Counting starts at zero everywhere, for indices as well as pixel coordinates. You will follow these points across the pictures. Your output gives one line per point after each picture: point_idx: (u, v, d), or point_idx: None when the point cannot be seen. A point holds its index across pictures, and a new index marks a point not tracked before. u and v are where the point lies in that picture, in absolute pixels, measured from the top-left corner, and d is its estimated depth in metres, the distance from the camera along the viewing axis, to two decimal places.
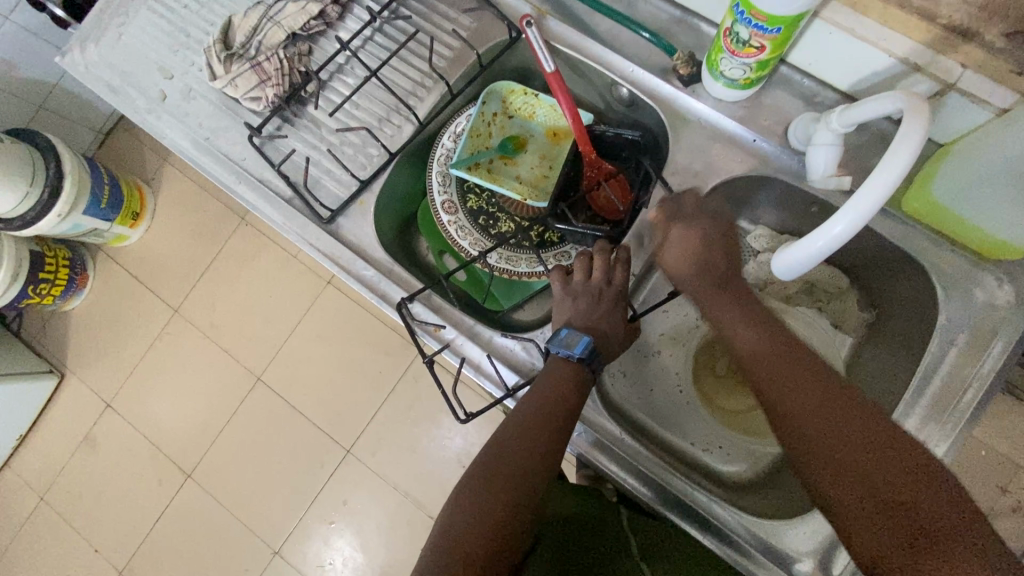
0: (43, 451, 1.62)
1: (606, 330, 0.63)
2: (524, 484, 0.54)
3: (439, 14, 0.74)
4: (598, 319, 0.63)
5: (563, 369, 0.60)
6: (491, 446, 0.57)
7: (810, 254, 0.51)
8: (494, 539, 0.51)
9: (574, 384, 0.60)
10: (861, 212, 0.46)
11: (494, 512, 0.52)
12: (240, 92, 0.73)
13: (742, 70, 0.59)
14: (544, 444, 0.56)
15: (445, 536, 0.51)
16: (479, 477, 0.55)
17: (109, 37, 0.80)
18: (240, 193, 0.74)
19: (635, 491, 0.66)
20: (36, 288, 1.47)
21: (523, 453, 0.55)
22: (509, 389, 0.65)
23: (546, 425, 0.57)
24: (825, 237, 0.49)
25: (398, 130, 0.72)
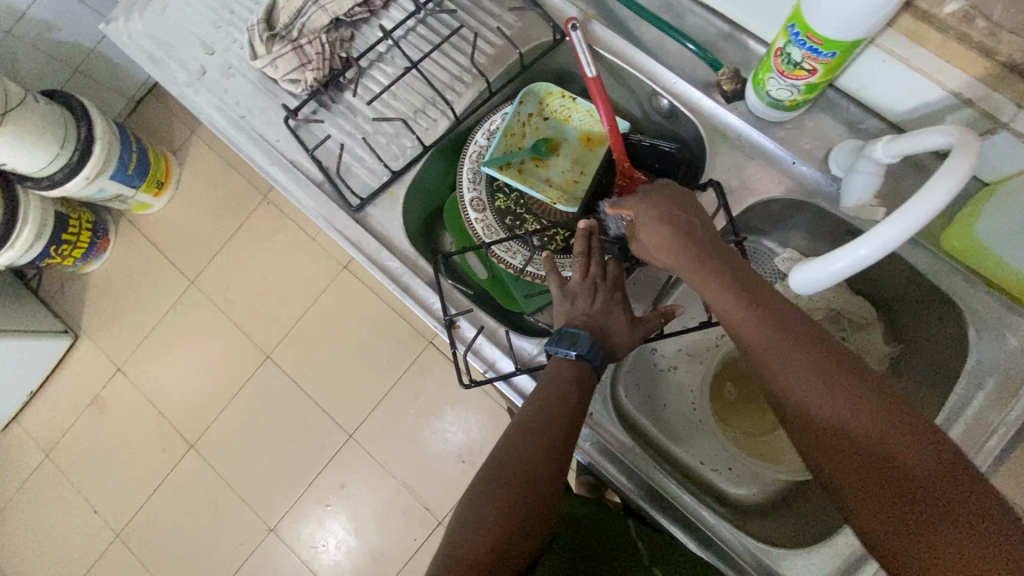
0: (51, 408, 1.66)
1: (609, 326, 0.61)
2: (536, 487, 0.53)
3: (484, 10, 0.73)
4: (598, 314, 0.61)
5: (563, 369, 0.59)
6: (498, 448, 0.56)
7: (827, 273, 0.44)
8: (496, 539, 0.50)
9: (575, 383, 0.58)
10: (890, 240, 0.41)
11: (499, 516, 0.51)
12: (280, 73, 0.73)
13: (789, 91, 0.58)
14: (555, 443, 0.55)
15: (453, 537, 0.51)
16: (480, 487, 0.53)
17: (154, 7, 0.80)
18: (272, 175, 0.74)
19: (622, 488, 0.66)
20: (59, 248, 1.51)
21: (532, 454, 0.54)
22: (520, 364, 0.65)
23: (551, 428, 0.55)
24: (846, 259, 0.43)
25: (433, 123, 0.72)
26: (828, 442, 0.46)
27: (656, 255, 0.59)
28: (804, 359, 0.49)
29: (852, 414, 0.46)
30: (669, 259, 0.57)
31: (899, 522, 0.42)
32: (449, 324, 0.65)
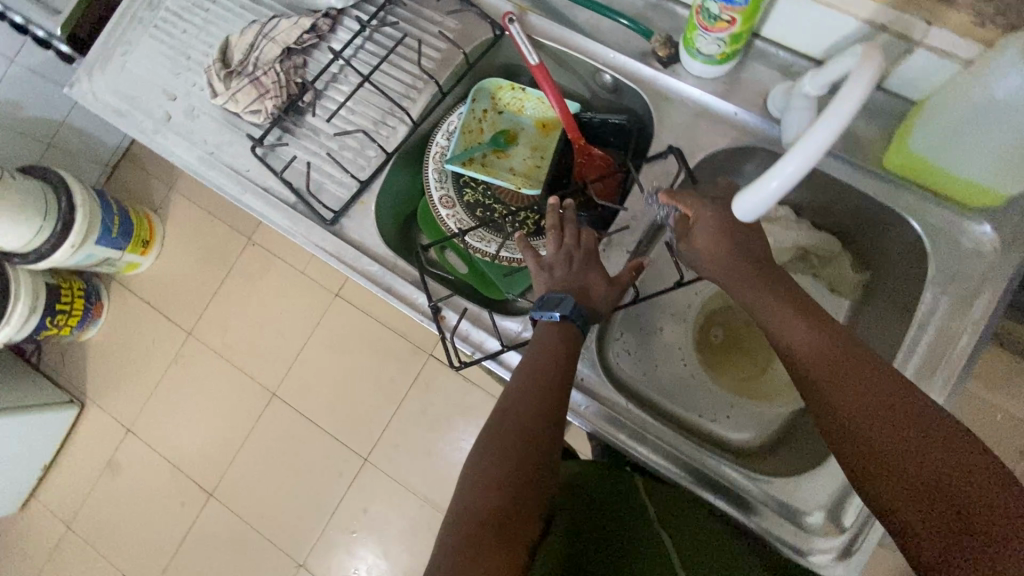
0: (67, 479, 1.68)
1: (588, 288, 0.63)
2: (532, 445, 0.54)
3: (426, 19, 0.77)
4: (575, 278, 0.63)
5: (552, 335, 0.60)
6: (495, 421, 0.56)
7: (763, 194, 0.47)
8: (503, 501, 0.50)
9: (562, 348, 0.59)
10: (815, 149, 0.44)
11: (505, 480, 0.51)
12: (241, 106, 0.77)
13: (716, 45, 0.62)
14: (553, 407, 0.56)
15: (465, 506, 0.51)
16: (484, 454, 0.54)
17: (115, 65, 0.84)
18: (246, 203, 0.77)
19: (661, 469, 0.66)
20: (54, 319, 1.55)
21: (525, 416, 0.55)
22: (504, 343, 0.67)
23: (542, 391, 0.57)
24: (779, 176, 0.45)
25: (393, 131, 0.75)
26: (869, 450, 0.47)
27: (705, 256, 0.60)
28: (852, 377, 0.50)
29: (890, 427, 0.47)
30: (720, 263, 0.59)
31: (919, 512, 0.44)
32: (434, 309, 0.67)
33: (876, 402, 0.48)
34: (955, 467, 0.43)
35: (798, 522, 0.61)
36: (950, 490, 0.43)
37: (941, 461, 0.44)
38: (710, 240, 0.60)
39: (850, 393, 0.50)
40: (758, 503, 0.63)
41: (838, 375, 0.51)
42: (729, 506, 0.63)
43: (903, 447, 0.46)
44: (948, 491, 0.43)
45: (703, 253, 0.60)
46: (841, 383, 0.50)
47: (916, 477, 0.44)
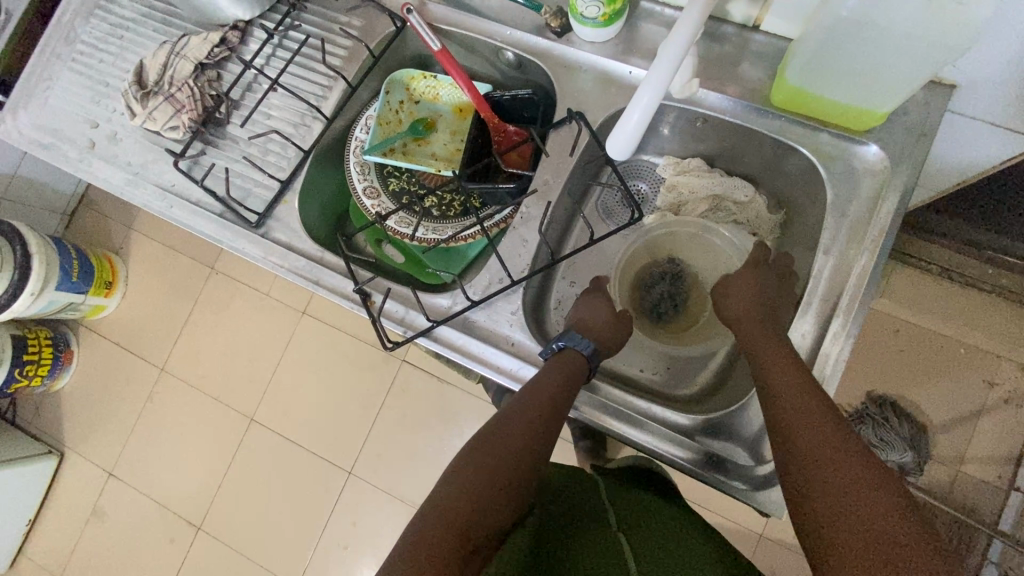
0: (54, 531, 1.66)
1: (606, 338, 0.68)
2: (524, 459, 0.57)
3: (330, 19, 0.79)
4: (604, 328, 0.68)
5: (565, 360, 0.64)
6: (503, 424, 0.59)
7: (629, 126, 0.58)
8: (491, 501, 0.53)
9: (574, 379, 0.63)
10: (658, 82, 0.54)
11: (495, 480, 0.54)
12: (160, 123, 0.79)
13: (596, 7, 0.64)
14: (553, 429, 0.60)
15: (449, 489, 0.53)
16: (477, 449, 0.57)
17: (38, 101, 0.86)
18: (174, 217, 0.78)
19: (658, 449, 0.64)
20: (24, 370, 1.55)
21: (528, 428, 0.59)
22: (433, 320, 0.68)
23: (547, 411, 0.59)
24: (639, 107, 0.56)
25: (309, 131, 0.77)
26: (809, 462, 0.48)
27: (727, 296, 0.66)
28: (811, 401, 0.51)
29: (835, 446, 0.47)
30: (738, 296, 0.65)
31: (837, 525, 0.43)
32: (361, 290, 0.69)
33: (824, 424, 0.49)
34: (880, 495, 0.43)
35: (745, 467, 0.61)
36: (876, 512, 0.42)
37: (870, 487, 0.44)
38: (739, 281, 0.65)
39: (806, 411, 0.51)
40: (734, 462, 0.62)
41: (802, 396, 0.52)
42: (721, 475, 0.61)
43: (836, 461, 0.46)
44: (874, 511, 0.42)
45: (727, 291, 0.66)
46: (797, 403, 0.52)
47: (845, 493, 0.44)
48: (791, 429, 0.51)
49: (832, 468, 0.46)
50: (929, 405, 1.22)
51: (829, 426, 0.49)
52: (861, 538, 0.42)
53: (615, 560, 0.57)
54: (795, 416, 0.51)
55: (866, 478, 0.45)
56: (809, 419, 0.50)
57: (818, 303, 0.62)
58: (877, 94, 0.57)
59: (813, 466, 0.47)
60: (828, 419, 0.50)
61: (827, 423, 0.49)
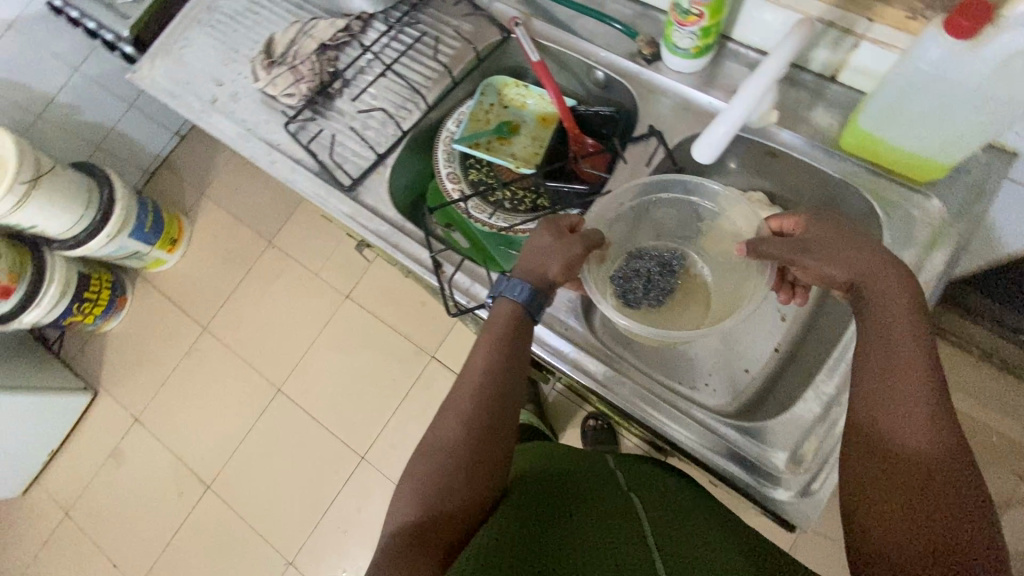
0: (72, 465, 1.72)
1: (539, 273, 0.66)
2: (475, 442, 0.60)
3: (444, 22, 0.88)
4: (534, 265, 0.66)
5: (505, 317, 0.64)
6: (447, 414, 0.62)
7: (716, 136, 0.63)
8: (457, 492, 0.58)
9: (509, 346, 0.63)
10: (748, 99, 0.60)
11: (454, 471, 0.58)
12: (279, 89, 0.88)
13: (690, 39, 0.71)
14: (497, 400, 0.62)
15: (419, 495, 0.58)
16: (433, 446, 0.60)
17: (173, 56, 0.96)
18: (275, 172, 0.86)
19: (691, 445, 0.68)
20: (81, 306, 1.65)
21: (469, 410, 0.61)
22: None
23: (485, 391, 0.62)
24: (727, 121, 0.62)
25: (410, 114, 0.86)
26: (896, 460, 0.49)
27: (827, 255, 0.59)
28: (914, 397, 0.50)
29: (929, 452, 0.48)
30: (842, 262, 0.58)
31: (909, 525, 0.47)
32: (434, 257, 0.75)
33: (921, 427, 0.49)
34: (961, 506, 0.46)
35: (774, 474, 0.65)
36: (954, 521, 0.45)
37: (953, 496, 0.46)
38: (837, 245, 0.59)
39: (901, 408, 0.51)
40: (761, 466, 0.66)
41: (908, 390, 0.51)
42: (741, 471, 0.66)
43: (922, 467, 0.48)
44: (949, 518, 0.46)
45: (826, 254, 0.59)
46: (902, 396, 0.51)
47: (923, 497, 0.47)
48: (887, 421, 0.51)
49: (919, 471, 0.48)
50: None
51: (925, 428, 0.49)
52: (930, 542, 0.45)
53: (618, 528, 0.62)
54: (891, 408, 0.51)
55: (950, 488, 0.47)
56: (908, 417, 0.50)
57: None
58: (943, 148, 0.62)
59: (899, 465, 0.49)
60: (929, 420, 0.50)
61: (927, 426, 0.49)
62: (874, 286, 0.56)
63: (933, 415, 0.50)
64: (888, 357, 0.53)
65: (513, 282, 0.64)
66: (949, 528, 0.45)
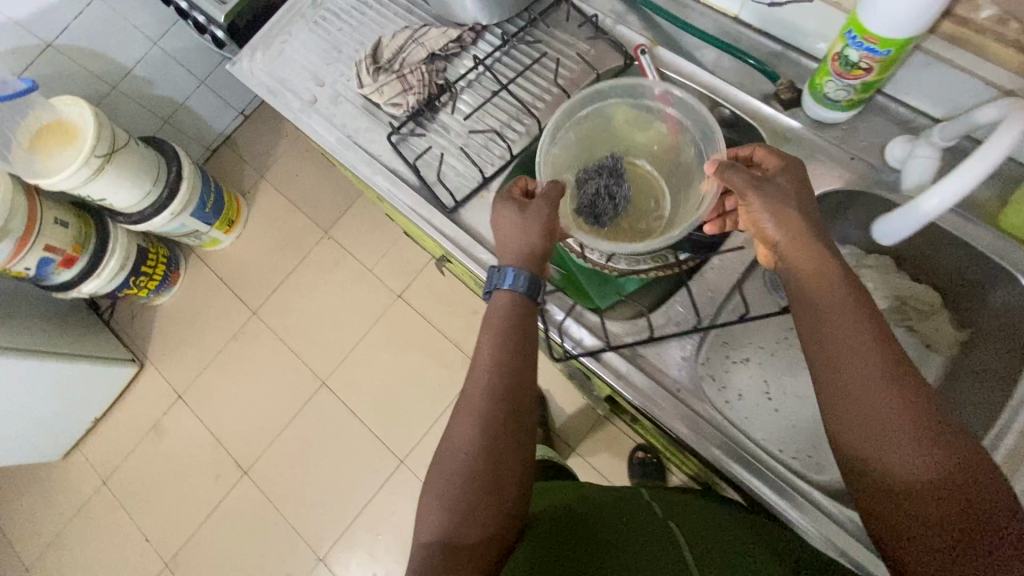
0: (113, 434, 1.74)
1: (528, 248, 0.64)
2: (495, 441, 0.58)
3: (561, 41, 0.84)
4: (517, 240, 0.65)
5: (507, 304, 0.64)
6: (460, 419, 0.60)
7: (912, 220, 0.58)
8: (484, 496, 0.56)
9: (513, 330, 0.62)
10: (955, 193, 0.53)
11: (480, 476, 0.57)
12: (385, 98, 0.85)
13: (846, 91, 0.66)
14: (507, 393, 0.60)
15: (443, 509, 0.56)
16: (452, 452, 0.59)
17: (274, 50, 0.94)
18: (375, 184, 0.83)
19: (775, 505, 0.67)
20: (137, 280, 1.66)
21: (485, 409, 0.59)
22: (611, 345, 0.74)
23: (497, 390, 0.60)
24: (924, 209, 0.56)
25: (519, 137, 0.82)
26: (897, 462, 0.49)
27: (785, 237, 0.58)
28: (891, 390, 0.50)
29: (923, 446, 0.48)
30: (799, 245, 0.58)
31: (932, 530, 0.46)
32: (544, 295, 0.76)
33: (908, 420, 0.49)
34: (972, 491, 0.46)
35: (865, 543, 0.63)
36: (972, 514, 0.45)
37: (960, 483, 0.47)
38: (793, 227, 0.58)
39: (883, 405, 0.50)
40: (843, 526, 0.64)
41: (879, 385, 0.50)
42: (822, 533, 0.65)
43: (923, 463, 0.48)
44: (966, 511, 0.46)
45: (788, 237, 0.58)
46: (881, 396, 0.50)
47: (937, 495, 0.47)
48: (870, 422, 0.50)
49: (922, 469, 0.48)
50: None
51: (910, 418, 0.49)
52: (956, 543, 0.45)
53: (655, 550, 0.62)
54: (869, 408, 0.50)
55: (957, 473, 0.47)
56: (893, 414, 0.49)
57: (1014, 434, 0.60)
58: None
59: (900, 466, 0.48)
60: (911, 410, 0.49)
61: (914, 419, 0.49)
62: (817, 289, 0.56)
63: (915, 401, 0.49)
64: (851, 350, 0.52)
65: (504, 272, 0.63)
66: (970, 521, 0.45)
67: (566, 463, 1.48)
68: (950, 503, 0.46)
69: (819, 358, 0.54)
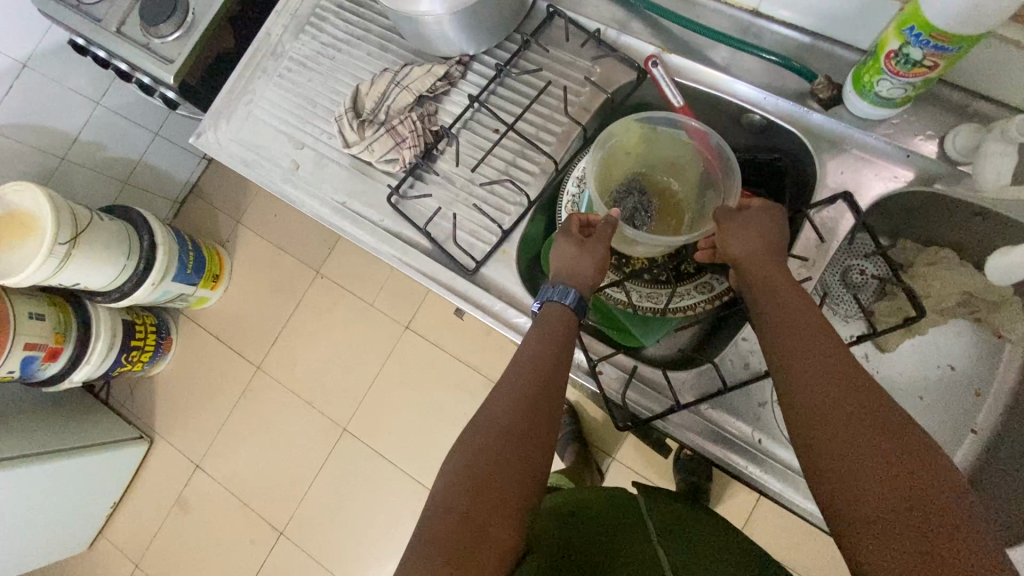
0: (136, 515, 1.67)
1: (578, 271, 0.64)
2: (529, 446, 0.53)
3: (561, 62, 0.76)
4: (572, 266, 0.64)
5: (557, 317, 0.61)
6: (482, 416, 0.55)
7: None
8: (513, 506, 0.49)
9: (560, 334, 0.60)
10: None
11: (513, 486, 0.50)
12: (376, 155, 0.76)
13: (903, 89, 0.59)
14: (538, 398, 0.56)
15: (451, 505, 0.48)
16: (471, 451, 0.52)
17: (240, 114, 0.84)
18: (382, 253, 0.75)
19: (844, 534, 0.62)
20: (129, 356, 1.56)
21: (521, 405, 0.55)
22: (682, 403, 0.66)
23: (534, 393, 0.56)
24: None
25: (533, 178, 0.74)
26: (834, 441, 0.44)
27: (735, 240, 0.60)
28: (832, 370, 0.47)
29: (861, 422, 0.44)
30: (753, 243, 0.59)
31: (879, 513, 0.40)
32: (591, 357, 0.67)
33: (847, 397, 0.45)
34: (916, 468, 0.40)
35: None
36: (918, 495, 0.39)
37: (903, 460, 0.41)
38: (739, 224, 0.60)
39: (824, 386, 0.47)
40: None
41: (822, 365, 0.48)
42: None
43: (859, 440, 0.43)
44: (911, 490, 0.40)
45: (735, 238, 0.60)
46: (824, 376, 0.47)
47: (882, 472, 0.41)
48: (810, 402, 0.47)
49: (864, 446, 0.43)
50: None
51: (849, 396, 0.45)
52: (905, 523, 0.39)
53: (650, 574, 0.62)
54: (812, 388, 0.47)
55: (902, 452, 0.42)
56: (831, 392, 0.46)
57: None
58: None
59: (842, 445, 0.44)
60: (854, 390, 0.46)
61: (853, 395, 0.45)
62: (766, 292, 0.55)
63: (856, 381, 0.46)
64: (798, 338, 0.50)
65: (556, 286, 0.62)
66: (916, 501, 0.39)
67: (609, 473, 1.44)
68: (895, 483, 0.40)
69: (771, 348, 0.52)
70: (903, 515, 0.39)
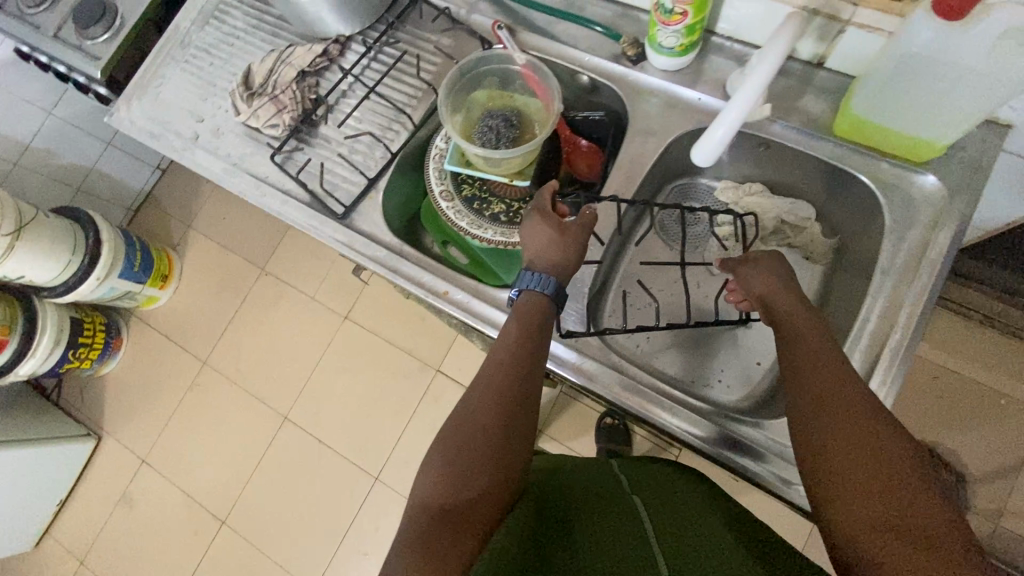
0: (82, 513, 1.70)
1: (559, 260, 0.68)
2: (504, 450, 0.55)
3: (423, 39, 0.88)
4: (554, 249, 0.68)
5: (532, 306, 0.64)
6: (459, 425, 0.56)
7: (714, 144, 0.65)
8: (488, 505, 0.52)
9: (537, 330, 0.62)
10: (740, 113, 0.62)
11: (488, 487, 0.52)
12: (262, 121, 0.87)
13: (675, 37, 0.71)
14: (512, 392, 0.58)
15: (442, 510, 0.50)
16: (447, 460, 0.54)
17: (150, 95, 0.94)
18: (266, 205, 0.84)
19: (685, 436, 0.68)
20: (76, 352, 1.62)
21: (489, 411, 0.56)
22: None
23: (510, 395, 0.57)
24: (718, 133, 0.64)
25: (398, 136, 0.85)
26: (849, 464, 0.49)
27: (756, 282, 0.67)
28: (851, 403, 0.52)
29: (873, 451, 0.48)
30: (759, 282, 0.66)
31: (879, 534, 0.45)
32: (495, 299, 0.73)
33: (863, 427, 0.50)
34: (918, 499, 0.45)
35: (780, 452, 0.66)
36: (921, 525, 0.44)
37: (911, 492, 0.46)
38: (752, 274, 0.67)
39: (842, 416, 0.51)
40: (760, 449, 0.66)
41: (843, 398, 0.52)
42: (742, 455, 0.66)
43: (872, 468, 0.48)
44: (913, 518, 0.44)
45: (756, 281, 0.67)
46: (843, 405, 0.52)
47: (884, 497, 0.46)
48: (825, 429, 0.51)
49: (873, 473, 0.47)
50: (972, 456, 1.19)
51: (867, 428, 0.50)
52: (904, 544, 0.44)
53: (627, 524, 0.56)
54: (829, 415, 0.52)
55: (912, 483, 0.46)
56: (849, 421, 0.51)
57: (876, 319, 0.64)
58: (938, 122, 0.62)
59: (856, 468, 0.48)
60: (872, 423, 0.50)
61: (871, 429, 0.50)
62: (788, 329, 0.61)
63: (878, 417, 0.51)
64: (822, 370, 0.55)
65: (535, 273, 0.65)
66: (916, 528, 0.44)
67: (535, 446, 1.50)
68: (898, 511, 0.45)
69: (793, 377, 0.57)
70: (901, 537, 0.44)
